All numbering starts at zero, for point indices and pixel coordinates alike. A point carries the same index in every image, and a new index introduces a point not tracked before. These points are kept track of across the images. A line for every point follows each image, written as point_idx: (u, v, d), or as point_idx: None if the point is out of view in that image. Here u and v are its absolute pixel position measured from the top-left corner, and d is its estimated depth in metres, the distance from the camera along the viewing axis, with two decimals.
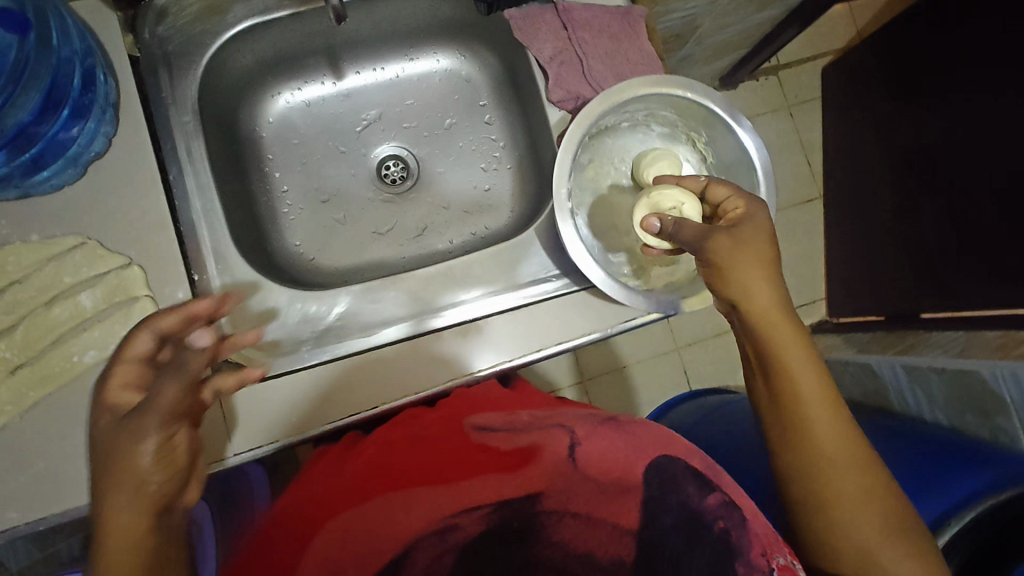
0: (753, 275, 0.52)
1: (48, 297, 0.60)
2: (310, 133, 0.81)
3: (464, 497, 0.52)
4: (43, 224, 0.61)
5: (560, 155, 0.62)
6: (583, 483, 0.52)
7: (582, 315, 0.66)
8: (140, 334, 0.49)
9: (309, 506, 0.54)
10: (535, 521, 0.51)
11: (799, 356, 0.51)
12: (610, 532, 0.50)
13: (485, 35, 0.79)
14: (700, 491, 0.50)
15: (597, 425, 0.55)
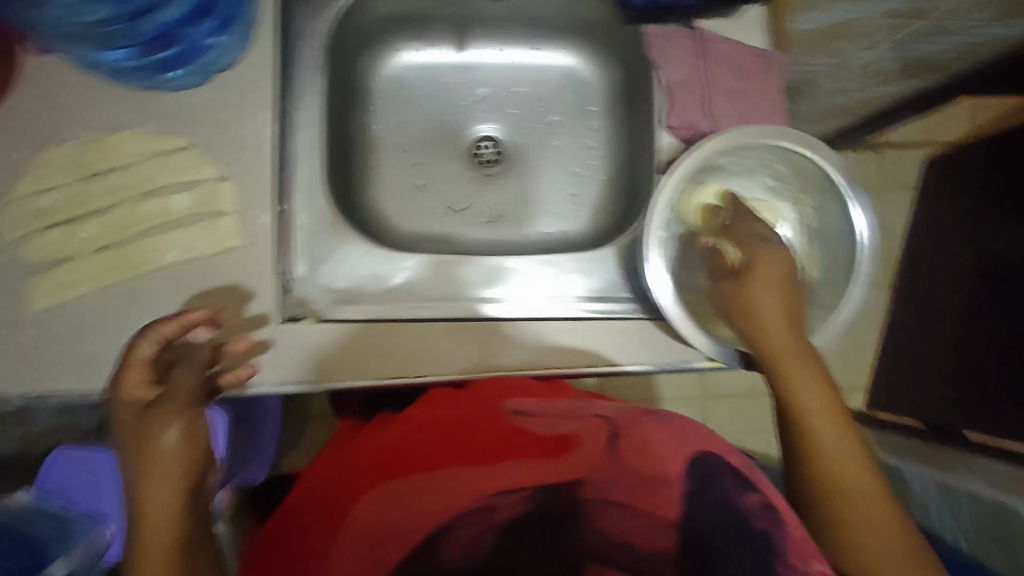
0: (761, 299, 0.58)
1: (144, 190, 0.62)
2: (420, 97, 0.82)
3: (503, 481, 0.49)
4: (158, 119, 0.63)
5: (665, 181, 0.60)
6: (623, 474, 0.49)
7: (642, 343, 0.65)
8: (142, 340, 0.55)
9: (345, 487, 0.53)
10: (575, 505, 0.47)
11: (795, 372, 0.56)
12: (651, 520, 0.45)
13: (614, 43, 0.78)
14: (742, 492, 0.47)
15: (636, 422, 0.55)
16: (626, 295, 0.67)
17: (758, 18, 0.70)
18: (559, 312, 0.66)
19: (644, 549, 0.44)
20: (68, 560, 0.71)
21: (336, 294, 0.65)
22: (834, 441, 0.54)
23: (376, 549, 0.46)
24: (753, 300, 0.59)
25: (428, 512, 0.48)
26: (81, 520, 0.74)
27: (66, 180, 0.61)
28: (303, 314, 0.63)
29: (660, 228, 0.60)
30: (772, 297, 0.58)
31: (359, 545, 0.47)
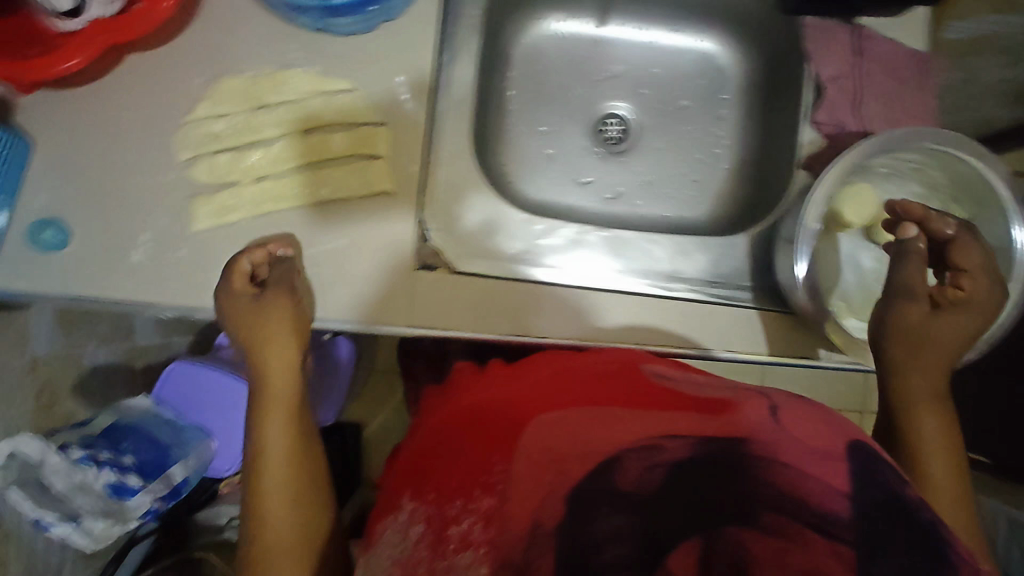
0: (958, 330, 0.52)
1: (305, 127, 0.63)
2: (555, 66, 0.82)
3: (661, 425, 0.37)
4: (326, 60, 0.64)
5: (826, 175, 0.59)
6: (790, 440, 0.36)
7: (774, 334, 0.64)
8: (243, 258, 0.56)
9: (477, 424, 0.42)
10: (747, 456, 0.35)
11: (934, 353, 0.52)
12: (824, 486, 0.34)
13: (764, 34, 0.79)
14: (901, 480, 0.38)
15: (790, 399, 0.42)
16: (747, 285, 0.69)
17: (920, 21, 0.71)
18: (683, 292, 0.67)
19: (822, 509, 0.33)
20: (185, 466, 0.73)
21: (480, 245, 0.67)
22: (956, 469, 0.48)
23: (552, 463, 0.35)
24: (942, 325, 0.52)
25: (591, 442, 0.36)
26: (193, 432, 0.75)
27: (237, 108, 0.62)
28: (437, 264, 0.64)
29: (815, 222, 0.60)
30: (958, 333, 0.53)
31: (530, 459, 0.36)
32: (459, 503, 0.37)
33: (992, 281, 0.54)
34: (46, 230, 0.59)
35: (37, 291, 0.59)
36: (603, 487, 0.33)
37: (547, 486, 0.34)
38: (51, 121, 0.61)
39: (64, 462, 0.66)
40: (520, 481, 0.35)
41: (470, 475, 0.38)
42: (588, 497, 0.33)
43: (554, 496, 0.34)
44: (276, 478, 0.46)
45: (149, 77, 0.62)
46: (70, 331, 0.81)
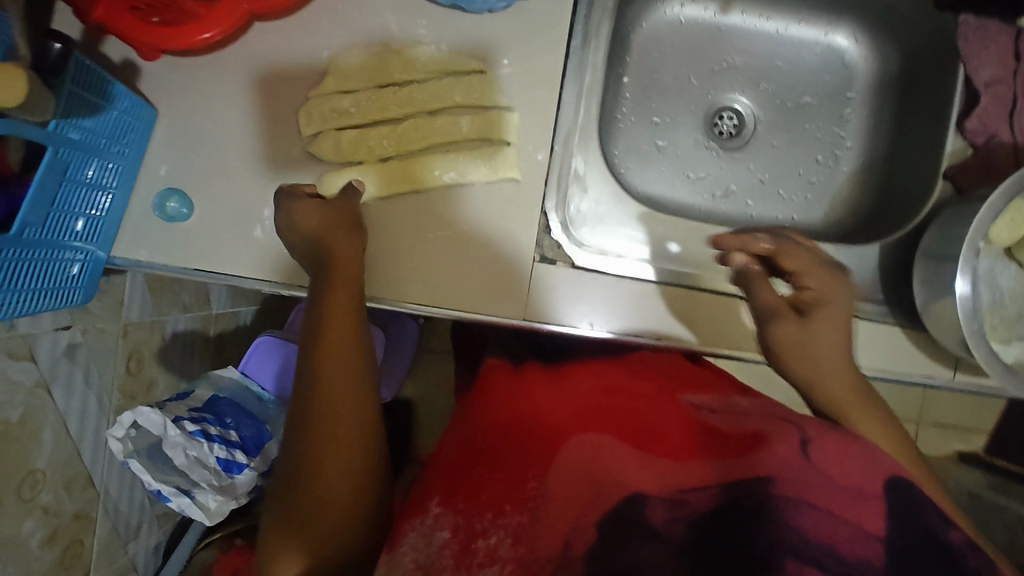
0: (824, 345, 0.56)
1: (433, 107, 0.63)
2: (672, 54, 0.78)
3: (695, 476, 0.43)
4: (454, 40, 0.64)
5: (996, 197, 0.55)
6: (815, 478, 0.41)
7: (886, 349, 0.65)
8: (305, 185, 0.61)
9: (522, 452, 0.50)
10: (768, 499, 0.39)
11: (820, 340, 0.56)
12: (852, 532, 0.37)
13: (908, 29, 0.71)
14: (945, 525, 0.39)
15: (827, 433, 0.47)
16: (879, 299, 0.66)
17: None
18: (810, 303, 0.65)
19: (850, 557, 0.36)
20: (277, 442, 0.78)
21: (604, 238, 0.67)
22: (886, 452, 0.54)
23: (592, 491, 0.44)
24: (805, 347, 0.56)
25: (626, 480, 0.44)
26: (276, 405, 0.80)
27: (364, 85, 0.63)
28: (557, 258, 0.64)
29: (978, 241, 0.57)
30: (828, 344, 0.57)
31: (575, 491, 0.44)
32: (487, 518, 0.44)
33: (833, 271, 0.58)
34: (170, 200, 0.62)
35: (158, 260, 0.62)
36: (635, 518, 0.40)
37: (584, 509, 0.42)
38: (180, 90, 0.63)
39: (181, 436, 0.68)
40: (562, 504, 0.43)
41: (515, 494, 0.45)
42: (623, 527, 0.40)
43: (588, 520, 0.41)
44: (342, 388, 0.51)
45: (278, 48, 0.63)
46: (158, 300, 0.89)
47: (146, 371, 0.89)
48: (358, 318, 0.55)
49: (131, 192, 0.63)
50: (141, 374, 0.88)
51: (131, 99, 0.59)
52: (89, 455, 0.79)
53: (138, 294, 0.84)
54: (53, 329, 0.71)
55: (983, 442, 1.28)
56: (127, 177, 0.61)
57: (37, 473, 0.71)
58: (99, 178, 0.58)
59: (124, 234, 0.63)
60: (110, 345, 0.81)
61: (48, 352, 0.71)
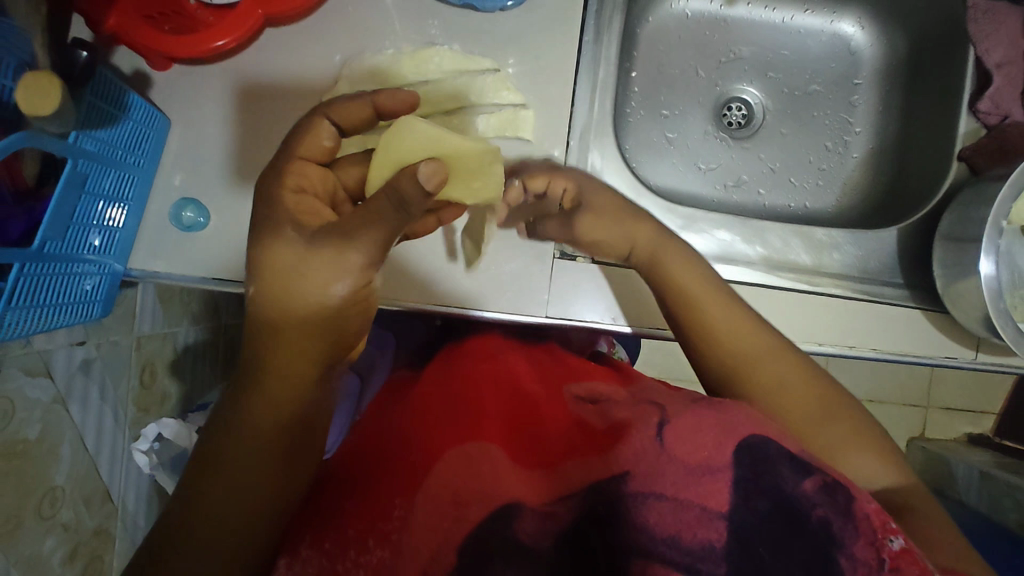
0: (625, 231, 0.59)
1: (449, 107, 0.63)
2: (679, 47, 0.78)
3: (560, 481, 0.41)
4: (467, 39, 0.64)
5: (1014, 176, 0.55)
6: (668, 462, 0.39)
7: (908, 331, 0.65)
8: (325, 123, 0.47)
9: (388, 463, 0.47)
10: (620, 501, 0.38)
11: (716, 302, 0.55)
12: (696, 516, 0.37)
13: (916, 15, 0.72)
14: (798, 477, 0.38)
15: (690, 406, 0.46)
16: (898, 282, 0.66)
17: None
18: (829, 288, 0.65)
19: (691, 545, 0.36)
20: None
21: None
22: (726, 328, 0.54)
23: (453, 509, 0.39)
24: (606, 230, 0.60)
25: (488, 491, 0.40)
26: None
27: (377, 87, 0.62)
28: (578, 254, 0.63)
29: (1001, 220, 0.57)
30: (639, 234, 0.59)
31: (430, 510, 0.40)
32: (349, 556, 0.39)
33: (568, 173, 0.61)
34: (186, 210, 0.62)
35: (176, 271, 0.62)
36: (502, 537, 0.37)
37: (445, 533, 0.38)
38: (191, 99, 0.62)
39: None
40: (423, 522, 0.39)
41: (366, 522, 0.41)
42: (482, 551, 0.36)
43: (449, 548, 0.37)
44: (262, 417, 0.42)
45: (290, 53, 0.63)
46: (168, 312, 0.88)
47: (159, 384, 0.88)
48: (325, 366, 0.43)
49: (146, 203, 0.62)
50: (153, 388, 0.87)
51: (144, 109, 0.58)
52: (106, 470, 0.78)
53: (150, 306, 0.83)
54: (69, 344, 0.70)
55: (990, 424, 1.29)
56: (141, 188, 0.61)
57: (57, 490, 0.70)
58: (116, 191, 0.57)
59: (140, 246, 0.62)
60: (124, 359, 0.80)
61: (64, 367, 0.70)
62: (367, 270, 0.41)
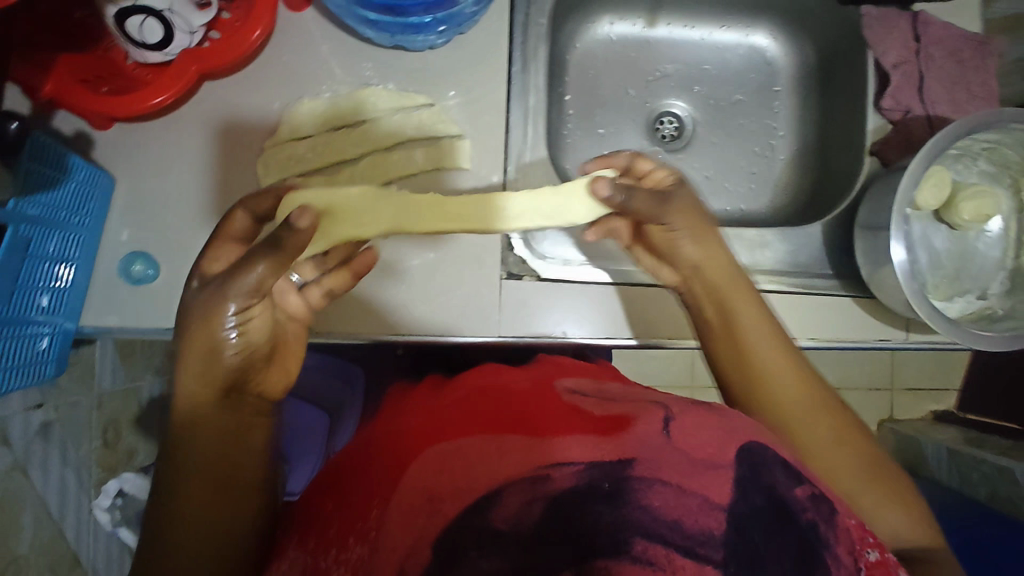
0: (696, 249, 0.58)
1: (388, 144, 0.65)
2: (608, 69, 0.83)
3: (558, 452, 0.44)
4: (401, 79, 0.67)
5: (909, 170, 0.60)
6: (672, 454, 0.45)
7: (841, 318, 0.69)
8: (237, 214, 0.48)
9: (382, 453, 0.49)
10: (624, 482, 0.42)
11: (768, 355, 0.58)
12: (700, 503, 0.41)
13: (819, 24, 0.77)
14: (790, 484, 0.44)
15: (691, 406, 0.52)
16: (828, 272, 0.70)
17: (975, 4, 0.72)
18: (766, 285, 0.68)
19: (693, 529, 0.40)
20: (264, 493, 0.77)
21: (565, 251, 0.69)
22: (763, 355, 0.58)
23: (429, 504, 0.41)
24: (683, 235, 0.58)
25: (473, 479, 0.42)
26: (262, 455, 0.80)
27: (317, 131, 0.65)
28: (523, 273, 0.67)
29: (905, 208, 0.61)
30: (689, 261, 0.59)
31: (409, 506, 0.42)
32: (331, 555, 0.42)
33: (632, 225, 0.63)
34: (135, 263, 0.63)
35: (130, 325, 0.63)
36: (478, 525, 0.39)
37: (423, 528, 0.40)
38: (133, 156, 0.64)
39: None
40: (397, 525, 0.41)
41: (352, 525, 0.43)
42: (459, 538, 0.39)
43: (426, 540, 0.39)
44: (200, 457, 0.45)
45: (229, 105, 0.65)
46: (129, 368, 0.88)
47: (124, 441, 0.87)
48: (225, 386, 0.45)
49: (95, 260, 0.63)
50: (118, 446, 0.86)
51: (88, 169, 0.59)
52: (72, 534, 0.77)
53: (109, 364, 0.83)
54: (24, 409, 0.69)
55: (954, 400, 1.34)
56: (91, 246, 0.62)
57: (20, 560, 0.69)
58: (62, 251, 0.58)
59: (91, 303, 0.62)
60: (84, 419, 0.79)
61: (20, 433, 0.69)
62: (252, 296, 0.43)
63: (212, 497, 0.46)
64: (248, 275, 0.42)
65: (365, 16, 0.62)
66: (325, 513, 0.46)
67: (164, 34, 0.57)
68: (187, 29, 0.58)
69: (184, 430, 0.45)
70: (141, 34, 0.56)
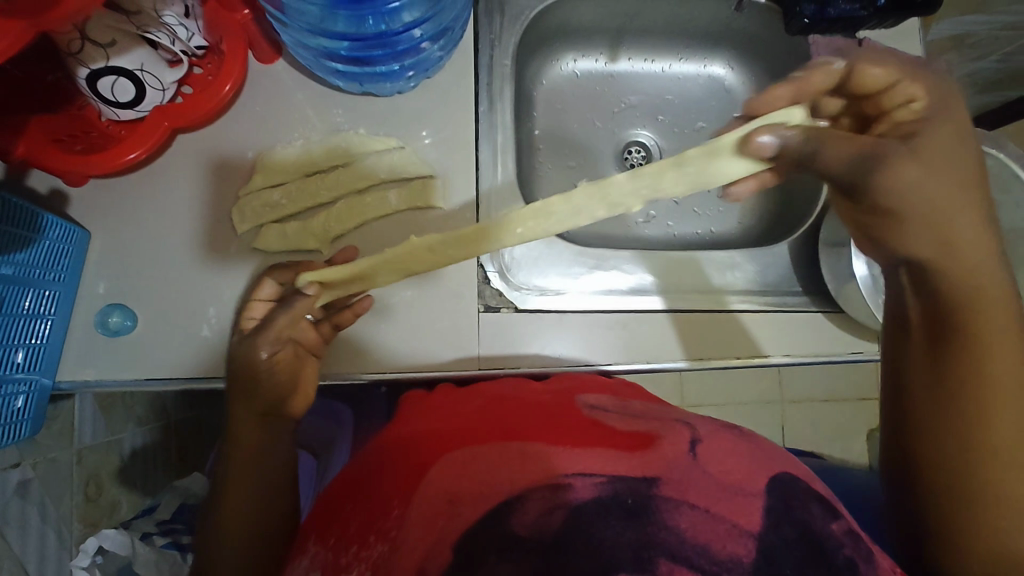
0: (924, 199, 0.43)
1: (362, 186, 0.67)
2: (574, 103, 0.85)
3: (582, 464, 0.49)
4: (372, 123, 0.68)
5: None
6: (701, 480, 0.49)
7: (814, 334, 0.70)
8: (267, 281, 0.59)
9: (411, 458, 0.54)
10: (649, 501, 0.47)
11: (1001, 343, 0.45)
12: (727, 530, 0.45)
13: (773, 53, 0.81)
14: (825, 521, 0.48)
15: (721, 433, 0.58)
16: (798, 290, 0.72)
17: (916, 30, 0.76)
18: (737, 304, 0.70)
19: (720, 555, 0.43)
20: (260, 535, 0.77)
21: (539, 281, 0.70)
22: (996, 341, 0.45)
23: (451, 507, 0.47)
24: (890, 196, 0.43)
25: (494, 485, 0.48)
26: None
27: (291, 177, 0.66)
28: (501, 305, 0.67)
29: None
30: (996, 281, 0.46)
31: (431, 510, 0.47)
32: (352, 552, 0.48)
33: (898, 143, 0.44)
34: (112, 315, 0.63)
35: (107, 378, 0.62)
36: (502, 531, 0.44)
37: (443, 529, 0.46)
38: (108, 210, 0.65)
39: (151, 552, 0.68)
40: (418, 525, 0.47)
41: (373, 525, 0.49)
42: (479, 544, 0.44)
43: (446, 540, 0.45)
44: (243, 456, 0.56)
45: (203, 156, 0.66)
46: (110, 420, 0.87)
47: (107, 495, 0.86)
48: (261, 403, 0.56)
49: (70, 315, 0.63)
50: (101, 499, 0.85)
51: (62, 226, 0.60)
52: None
53: (89, 417, 0.82)
54: (2, 469, 0.68)
55: None
56: (66, 301, 0.62)
57: None
58: (37, 308, 0.58)
59: (67, 358, 0.62)
60: (64, 475, 0.78)
61: None
62: (279, 343, 0.55)
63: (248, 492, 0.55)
64: (271, 329, 0.54)
65: (334, 67, 0.65)
66: (352, 506, 0.53)
67: (135, 92, 0.59)
68: (158, 87, 0.60)
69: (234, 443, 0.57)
70: (114, 94, 0.58)
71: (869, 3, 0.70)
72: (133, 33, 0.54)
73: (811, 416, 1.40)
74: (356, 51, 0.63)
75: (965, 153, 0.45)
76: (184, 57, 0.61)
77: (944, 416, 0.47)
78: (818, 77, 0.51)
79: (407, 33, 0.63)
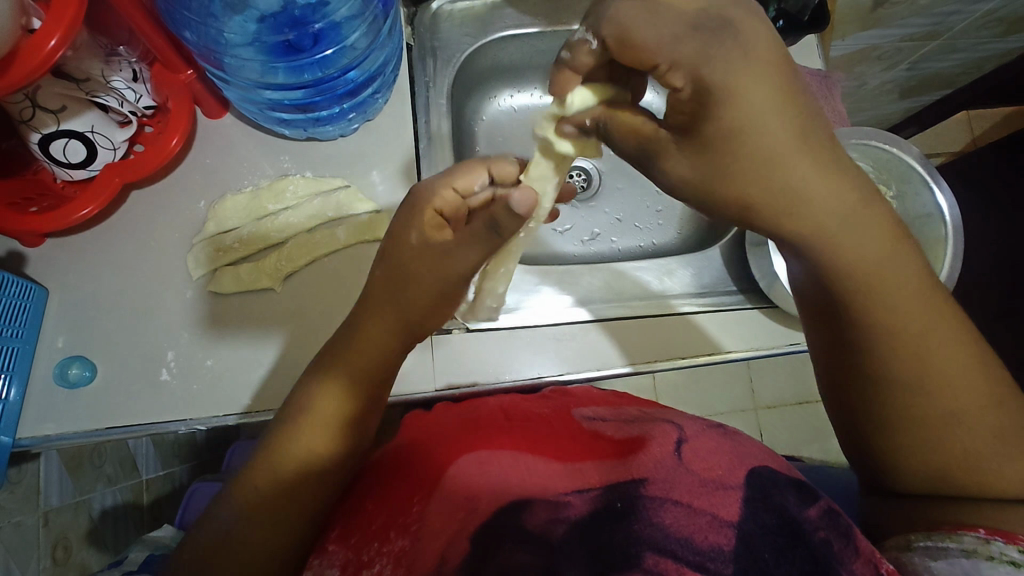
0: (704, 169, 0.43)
1: (312, 225, 0.70)
2: (515, 135, 0.90)
3: (580, 479, 0.51)
4: (319, 166, 0.73)
5: None
6: (684, 476, 0.49)
7: (754, 329, 0.73)
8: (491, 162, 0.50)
9: (420, 466, 0.54)
10: (637, 500, 0.47)
11: (890, 262, 0.46)
12: (709, 521, 0.46)
13: None
14: (802, 506, 0.48)
15: (704, 429, 0.56)
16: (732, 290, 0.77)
17: (813, 46, 0.83)
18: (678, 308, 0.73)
19: (703, 545, 0.45)
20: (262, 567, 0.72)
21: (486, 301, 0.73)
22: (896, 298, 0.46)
23: (468, 504, 0.49)
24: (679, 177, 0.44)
25: (504, 488, 0.50)
26: None
27: (243, 221, 0.70)
28: (451, 327, 0.70)
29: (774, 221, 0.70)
30: (842, 178, 0.43)
31: (453, 503, 0.49)
32: (374, 547, 0.49)
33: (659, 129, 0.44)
34: (72, 367, 0.65)
35: (68, 430, 0.63)
36: (515, 525, 0.47)
37: (461, 523, 0.48)
38: (67, 267, 0.68)
39: None
40: (440, 516, 0.49)
41: (395, 518, 0.50)
42: (496, 534, 0.46)
43: (466, 531, 0.47)
44: (265, 494, 0.48)
45: (156, 208, 0.70)
46: (77, 479, 0.87)
47: (76, 557, 0.85)
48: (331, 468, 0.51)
49: (30, 372, 0.64)
50: (70, 561, 0.84)
51: (18, 283, 0.63)
52: None
53: (55, 478, 0.82)
54: None
55: None
56: (25, 358, 0.63)
57: None
58: None
59: (27, 416, 0.63)
60: (30, 539, 0.77)
61: None
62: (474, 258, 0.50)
63: (265, 532, 0.48)
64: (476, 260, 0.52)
65: (279, 117, 0.70)
66: (371, 509, 0.52)
67: (87, 152, 0.62)
68: (109, 146, 0.63)
69: (265, 486, 0.49)
70: (65, 155, 0.61)
71: (768, 26, 0.76)
72: (83, 98, 0.58)
73: (787, 420, 1.43)
74: (299, 99, 0.68)
75: (745, 86, 0.39)
76: (134, 117, 0.65)
77: (900, 393, 0.48)
78: (585, 58, 0.46)
79: (343, 76, 0.68)
